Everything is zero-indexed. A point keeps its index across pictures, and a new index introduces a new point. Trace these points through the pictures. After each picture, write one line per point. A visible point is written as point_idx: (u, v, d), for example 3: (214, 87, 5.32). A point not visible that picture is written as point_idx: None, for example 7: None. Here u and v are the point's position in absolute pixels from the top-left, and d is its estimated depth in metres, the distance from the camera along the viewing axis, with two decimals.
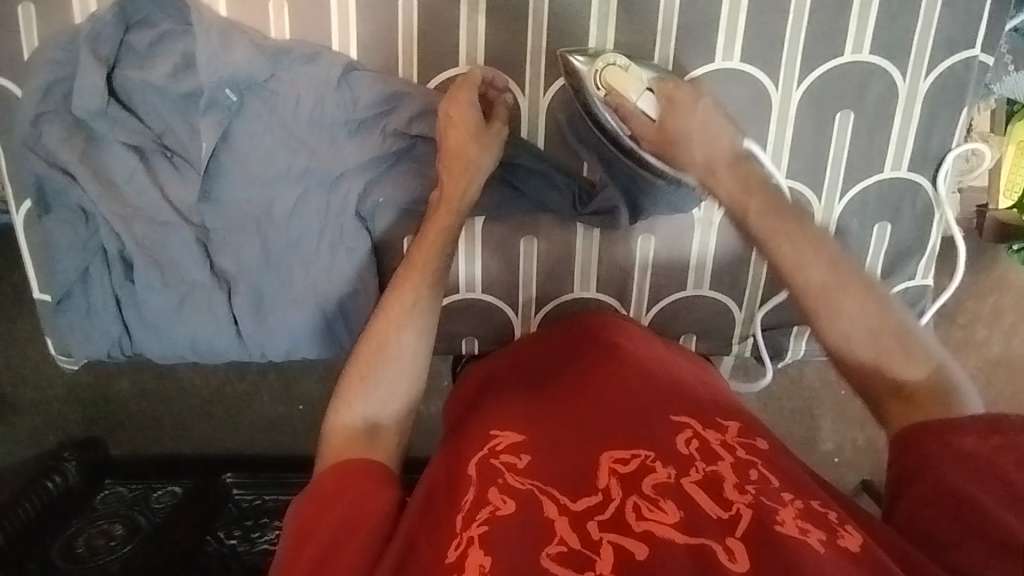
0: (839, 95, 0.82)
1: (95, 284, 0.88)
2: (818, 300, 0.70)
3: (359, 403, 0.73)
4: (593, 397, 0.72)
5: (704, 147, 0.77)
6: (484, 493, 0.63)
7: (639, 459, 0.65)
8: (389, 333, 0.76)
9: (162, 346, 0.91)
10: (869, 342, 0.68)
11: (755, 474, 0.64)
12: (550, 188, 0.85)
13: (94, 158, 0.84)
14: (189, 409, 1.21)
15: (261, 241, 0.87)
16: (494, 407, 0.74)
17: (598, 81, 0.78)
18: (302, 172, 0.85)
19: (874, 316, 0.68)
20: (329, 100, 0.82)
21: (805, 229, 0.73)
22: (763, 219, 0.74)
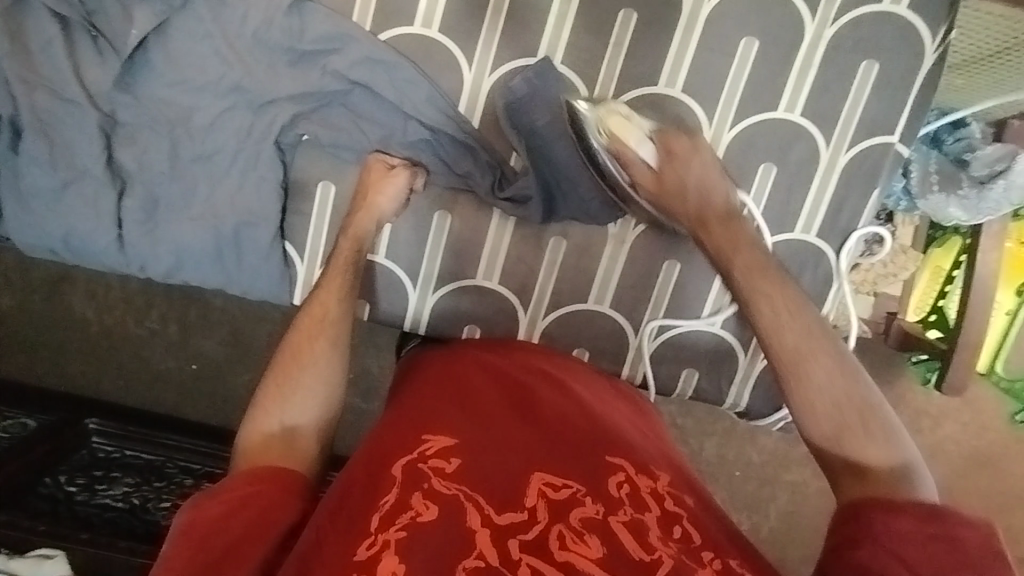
0: (765, 148, 0.86)
1: None
2: (788, 366, 0.62)
3: (276, 410, 0.68)
4: (532, 419, 0.66)
5: (687, 204, 0.72)
6: (407, 496, 0.57)
7: (570, 489, 0.60)
8: (304, 345, 0.73)
9: (32, 235, 0.85)
10: (832, 415, 0.61)
11: (678, 530, 0.59)
12: (471, 163, 0.84)
13: (14, 17, 0.79)
14: (73, 339, 1.22)
15: (170, 147, 0.84)
16: (425, 404, 0.67)
17: (600, 126, 0.76)
18: (231, 88, 0.82)
19: (847, 390, 0.61)
20: (276, 23, 0.80)
21: (782, 291, 0.65)
22: (751, 277, 0.66)
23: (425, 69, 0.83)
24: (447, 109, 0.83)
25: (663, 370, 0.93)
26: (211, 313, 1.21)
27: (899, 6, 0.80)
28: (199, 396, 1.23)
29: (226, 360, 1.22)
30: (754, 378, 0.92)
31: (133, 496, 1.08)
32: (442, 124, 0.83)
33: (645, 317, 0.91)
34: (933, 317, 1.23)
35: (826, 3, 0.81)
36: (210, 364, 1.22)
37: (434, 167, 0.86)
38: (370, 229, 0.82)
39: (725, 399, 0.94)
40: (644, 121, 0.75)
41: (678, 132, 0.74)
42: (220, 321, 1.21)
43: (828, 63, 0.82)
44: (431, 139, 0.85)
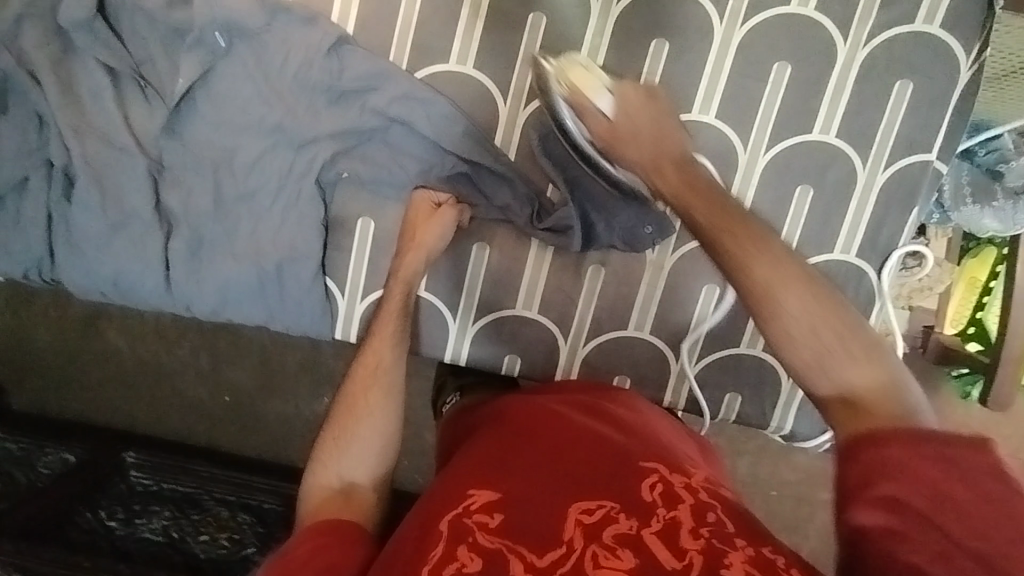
0: (800, 170, 0.86)
1: (31, 195, 0.85)
2: (761, 299, 0.57)
3: (336, 466, 0.71)
4: (569, 443, 0.64)
5: (642, 145, 0.64)
6: (452, 549, 0.55)
7: (604, 509, 0.57)
8: (358, 395, 0.76)
9: (84, 278, 0.88)
10: (813, 340, 0.57)
11: (712, 516, 0.56)
12: (511, 196, 0.86)
13: (66, 70, 0.83)
14: (108, 374, 1.23)
15: (215, 186, 0.86)
16: (467, 457, 0.65)
17: (562, 78, 0.71)
18: (273, 129, 0.84)
19: (829, 300, 0.57)
20: (316, 65, 0.82)
21: (727, 209, 0.60)
22: (727, 229, 0.59)
23: (462, 103, 0.85)
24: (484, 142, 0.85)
25: (705, 395, 0.93)
26: (247, 349, 1.21)
27: (931, 26, 0.80)
28: (236, 427, 1.23)
29: (257, 389, 1.22)
30: (797, 402, 0.92)
31: (172, 529, 1.08)
32: (477, 157, 0.84)
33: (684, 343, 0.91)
34: (972, 330, 1.20)
35: (858, 25, 0.81)
36: (234, 392, 1.22)
37: (474, 200, 0.87)
38: (421, 266, 0.85)
39: (768, 424, 0.93)
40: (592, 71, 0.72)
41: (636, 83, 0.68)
42: (250, 350, 1.21)
43: (861, 85, 0.83)
44: (471, 172, 0.86)
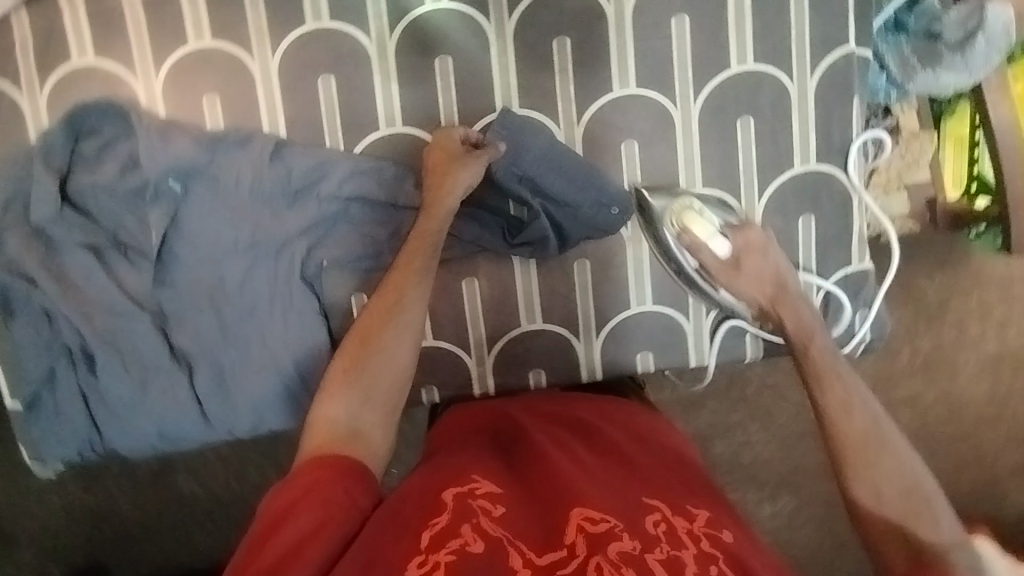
0: (734, 104, 0.88)
1: (62, 382, 0.92)
2: (857, 453, 0.69)
3: (340, 395, 0.74)
4: (582, 469, 0.70)
5: (760, 280, 0.81)
6: (458, 524, 0.62)
7: (607, 523, 0.61)
8: (373, 330, 0.78)
9: (132, 439, 0.94)
10: (900, 498, 0.66)
11: (715, 569, 0.59)
12: (480, 228, 0.91)
13: (53, 261, 0.89)
14: (185, 517, 1.28)
15: (215, 315, 0.91)
16: (475, 459, 0.72)
17: (674, 219, 0.86)
18: (248, 245, 0.90)
19: (911, 474, 0.67)
20: (265, 175, 0.88)
21: (857, 408, 0.71)
22: (856, 459, 0.69)
23: (405, 160, 0.90)
24: None
25: (726, 339, 0.95)
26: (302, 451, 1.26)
27: None
28: None
29: None
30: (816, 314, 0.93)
31: None
32: None
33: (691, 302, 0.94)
34: (975, 187, 1.19)
35: None
36: None
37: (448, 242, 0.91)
38: (440, 229, 0.84)
39: None
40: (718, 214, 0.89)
41: (753, 225, 0.83)
42: None
43: (758, 7, 0.86)
44: None
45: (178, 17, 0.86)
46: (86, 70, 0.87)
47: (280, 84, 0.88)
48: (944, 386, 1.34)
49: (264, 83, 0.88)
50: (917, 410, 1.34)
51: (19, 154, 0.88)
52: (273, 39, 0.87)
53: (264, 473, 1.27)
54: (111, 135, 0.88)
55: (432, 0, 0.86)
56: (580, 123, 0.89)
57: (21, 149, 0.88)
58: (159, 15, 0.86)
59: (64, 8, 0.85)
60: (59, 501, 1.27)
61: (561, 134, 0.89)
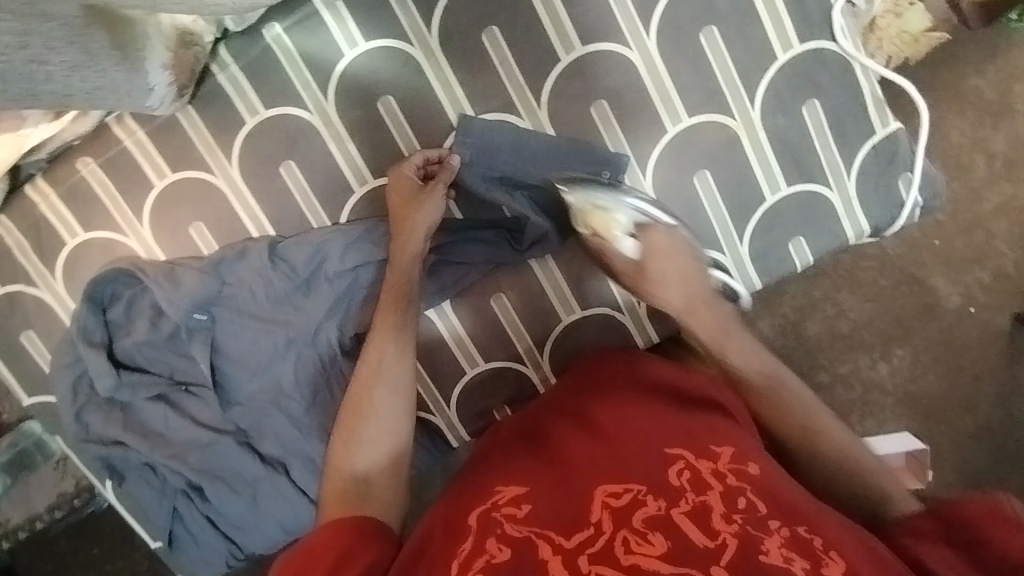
0: (690, 19, 0.82)
1: (187, 515, 1.00)
2: (799, 440, 0.74)
3: (354, 447, 0.78)
4: (600, 436, 0.71)
5: (678, 287, 0.78)
6: (483, 541, 0.63)
7: (631, 493, 0.63)
8: (363, 396, 0.80)
9: (262, 539, 1.01)
10: (833, 444, 0.73)
11: (743, 501, 0.61)
12: (485, 245, 0.90)
13: (133, 420, 0.95)
14: None
15: (286, 415, 0.96)
16: (500, 460, 0.74)
17: (582, 220, 0.81)
18: (287, 344, 0.93)
19: (843, 439, 0.74)
20: (274, 278, 0.90)
21: (792, 410, 0.76)
22: (795, 421, 0.75)
23: None
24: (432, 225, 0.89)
25: (773, 259, 0.88)
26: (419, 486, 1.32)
27: None
28: None
29: None
30: (855, 197, 0.86)
31: None
32: (442, 237, 0.89)
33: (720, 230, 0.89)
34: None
35: None
36: None
37: (463, 271, 0.91)
38: (408, 275, 0.83)
39: (847, 239, 0.88)
40: (613, 195, 0.82)
41: (655, 221, 0.80)
42: None
43: None
44: (444, 254, 0.90)
45: (136, 166, 0.88)
46: (82, 245, 0.91)
47: (250, 188, 0.89)
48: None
49: (234, 193, 0.89)
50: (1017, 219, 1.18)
51: (64, 340, 0.94)
52: (225, 150, 0.87)
53: None
54: (130, 297, 0.92)
55: (351, 47, 0.83)
56: (541, 106, 0.85)
57: (64, 335, 0.94)
58: (119, 171, 0.88)
59: (40, 201, 0.90)
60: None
61: (527, 125, 0.86)
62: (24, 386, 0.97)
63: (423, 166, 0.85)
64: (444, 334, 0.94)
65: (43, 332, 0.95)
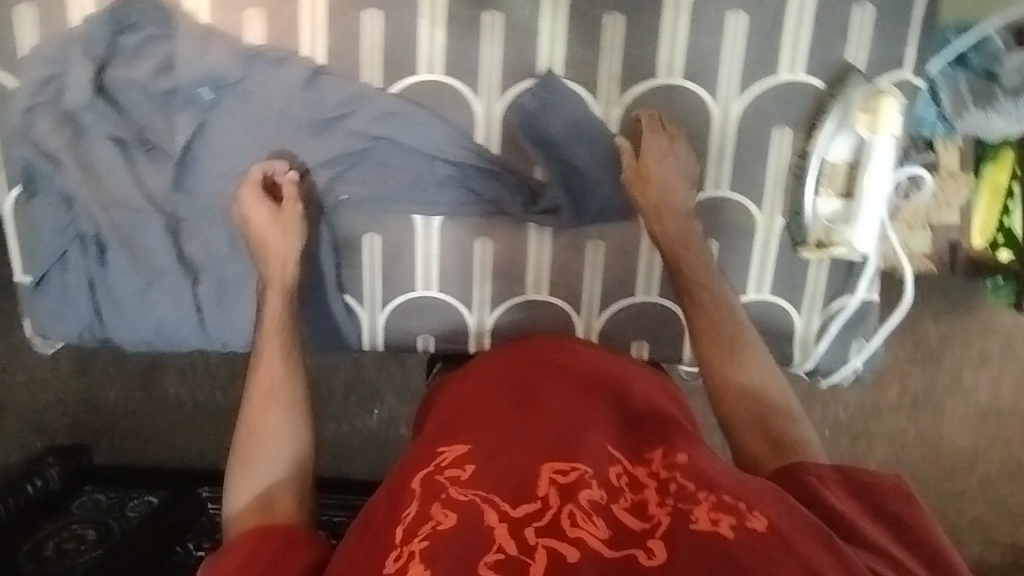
0: (777, 112, 0.86)
1: (72, 268, 0.94)
2: (704, 342, 0.80)
3: (272, 415, 0.79)
4: (544, 410, 0.70)
5: (665, 203, 0.86)
6: (428, 507, 0.63)
7: (577, 472, 0.64)
8: (259, 421, 0.78)
9: (130, 333, 0.96)
10: (761, 399, 0.76)
11: (674, 487, 0.63)
12: (503, 187, 0.90)
13: (80, 149, 0.89)
14: (165, 422, 1.32)
15: (228, 230, 0.92)
16: (441, 425, 0.72)
17: (869, 96, 0.84)
18: (269, 166, 0.90)
19: (773, 381, 0.78)
20: (297, 100, 0.87)
21: (724, 362, 0.79)
22: (706, 326, 0.81)
23: (441, 111, 0.88)
24: (466, 144, 0.89)
25: None
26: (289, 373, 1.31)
27: None
28: None
29: None
30: (814, 338, 0.93)
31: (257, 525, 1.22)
32: (467, 158, 0.89)
33: (871, 219, 0.87)
34: (1002, 238, 1.12)
35: None
36: None
37: (468, 200, 0.91)
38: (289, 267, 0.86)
39: (791, 360, 0.95)
40: (834, 126, 0.86)
41: (893, 96, 0.85)
42: None
43: (821, 16, 0.83)
44: (461, 174, 0.90)
45: None
46: None
47: (325, 9, 0.86)
48: (927, 429, 1.36)
49: (309, 5, 0.85)
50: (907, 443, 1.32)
51: (57, 37, 0.86)
52: None
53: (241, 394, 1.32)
54: (151, 33, 0.87)
55: None
56: (619, 103, 0.88)
57: (60, 32, 0.86)
58: None
59: None
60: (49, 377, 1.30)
61: (598, 110, 0.88)
62: None
63: (268, 176, 0.88)
64: (417, 245, 0.93)
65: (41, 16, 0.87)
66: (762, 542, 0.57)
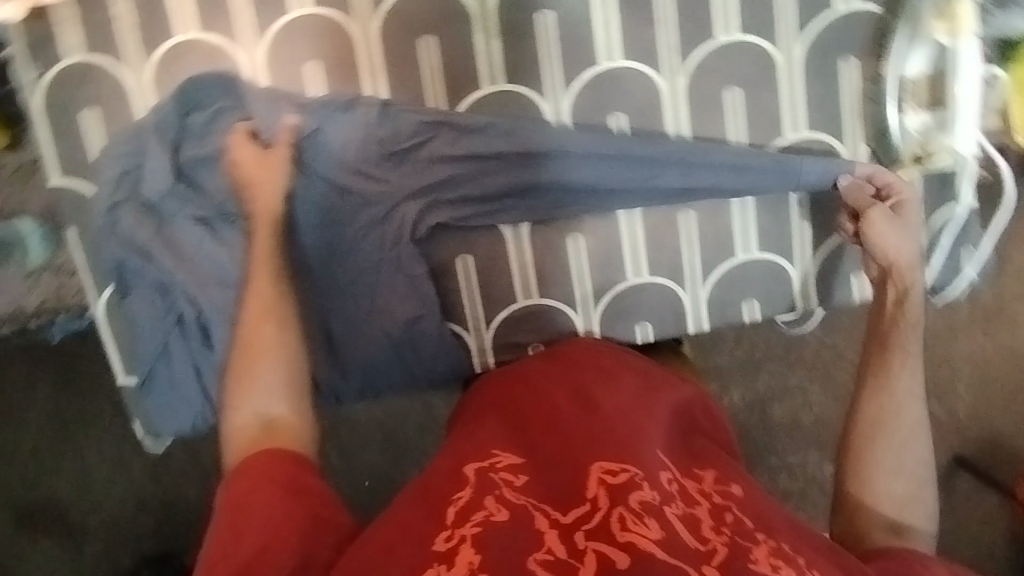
0: (842, 45, 0.87)
1: (175, 357, 0.93)
2: (866, 426, 0.74)
3: (264, 358, 0.72)
4: (596, 418, 0.71)
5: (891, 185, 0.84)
6: (481, 498, 0.62)
7: (628, 474, 0.63)
8: (255, 342, 0.73)
9: None
10: (906, 473, 0.72)
11: (729, 517, 0.62)
12: (596, 175, 0.89)
13: (165, 236, 0.89)
14: None
15: (323, 283, 0.90)
16: (493, 428, 0.73)
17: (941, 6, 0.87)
18: (356, 208, 0.89)
19: (901, 490, 0.72)
20: (372, 138, 0.88)
21: (879, 445, 0.73)
22: (875, 426, 0.74)
23: (514, 117, 0.89)
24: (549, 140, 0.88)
25: (827, 286, 0.96)
26: (379, 426, 1.32)
27: None
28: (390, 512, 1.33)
29: (391, 466, 1.31)
30: (925, 257, 0.92)
31: None
32: (552, 155, 0.89)
33: (968, 117, 0.88)
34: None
35: None
36: (382, 475, 1.32)
37: (559, 198, 0.91)
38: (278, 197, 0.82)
39: None
40: (903, 45, 0.87)
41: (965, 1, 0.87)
42: (373, 435, 1.32)
43: None
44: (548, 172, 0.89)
45: None
46: (190, 43, 0.86)
47: (383, 47, 0.87)
48: (1007, 343, 1.42)
49: (366, 48, 0.87)
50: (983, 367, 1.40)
51: (127, 131, 0.87)
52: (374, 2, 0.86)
53: (333, 458, 1.32)
54: (217, 110, 0.87)
55: None
56: (683, 72, 0.88)
57: (129, 126, 0.87)
58: None
59: None
60: (126, 493, 1.30)
61: (664, 86, 0.89)
62: (59, 164, 0.88)
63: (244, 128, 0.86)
64: (511, 256, 0.93)
65: (105, 113, 0.87)
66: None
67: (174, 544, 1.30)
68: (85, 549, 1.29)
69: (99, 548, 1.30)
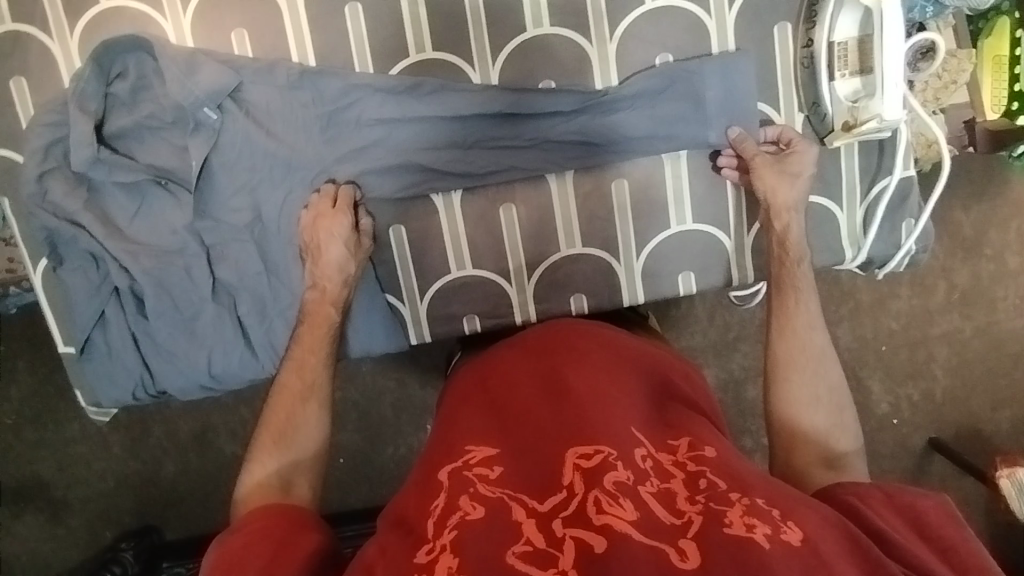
0: (770, 12, 0.87)
1: (112, 325, 0.93)
2: (780, 368, 0.77)
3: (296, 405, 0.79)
4: (558, 398, 0.71)
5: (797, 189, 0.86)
6: (456, 498, 0.63)
7: (601, 455, 0.63)
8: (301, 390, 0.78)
9: (181, 379, 0.95)
10: (828, 404, 0.75)
11: (703, 482, 0.62)
12: (540, 146, 0.90)
13: (97, 206, 0.89)
14: (226, 477, 1.33)
15: (258, 248, 0.92)
16: (464, 424, 0.73)
17: None
18: (285, 169, 0.90)
19: (825, 420, 0.74)
20: (297, 101, 0.88)
21: (796, 376, 0.76)
22: (791, 356, 0.77)
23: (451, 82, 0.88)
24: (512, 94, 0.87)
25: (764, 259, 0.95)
26: (346, 404, 1.33)
27: None
28: (361, 488, 1.35)
29: (363, 442, 1.34)
30: (864, 229, 0.92)
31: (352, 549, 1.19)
32: (489, 105, 0.87)
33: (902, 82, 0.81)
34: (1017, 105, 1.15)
35: None
36: (352, 451, 1.34)
37: (505, 164, 0.90)
38: (340, 282, 0.87)
39: (843, 257, 0.93)
40: (835, 7, 0.84)
41: None
42: (345, 413, 1.33)
43: None
44: (506, 127, 0.89)
45: None
46: (115, 11, 0.87)
47: (308, 13, 0.87)
48: (984, 324, 1.40)
49: (291, 14, 0.87)
50: (955, 351, 1.40)
51: (56, 98, 0.87)
52: None
53: None
54: (140, 75, 0.87)
55: None
56: (612, 39, 0.87)
57: (58, 93, 0.87)
58: None
59: None
60: (105, 468, 1.33)
61: (593, 52, 0.88)
62: None
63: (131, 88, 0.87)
64: (444, 226, 0.93)
65: (34, 82, 0.88)
66: (796, 554, 0.55)
67: (145, 515, 1.34)
68: (66, 521, 1.34)
69: (83, 520, 1.34)
